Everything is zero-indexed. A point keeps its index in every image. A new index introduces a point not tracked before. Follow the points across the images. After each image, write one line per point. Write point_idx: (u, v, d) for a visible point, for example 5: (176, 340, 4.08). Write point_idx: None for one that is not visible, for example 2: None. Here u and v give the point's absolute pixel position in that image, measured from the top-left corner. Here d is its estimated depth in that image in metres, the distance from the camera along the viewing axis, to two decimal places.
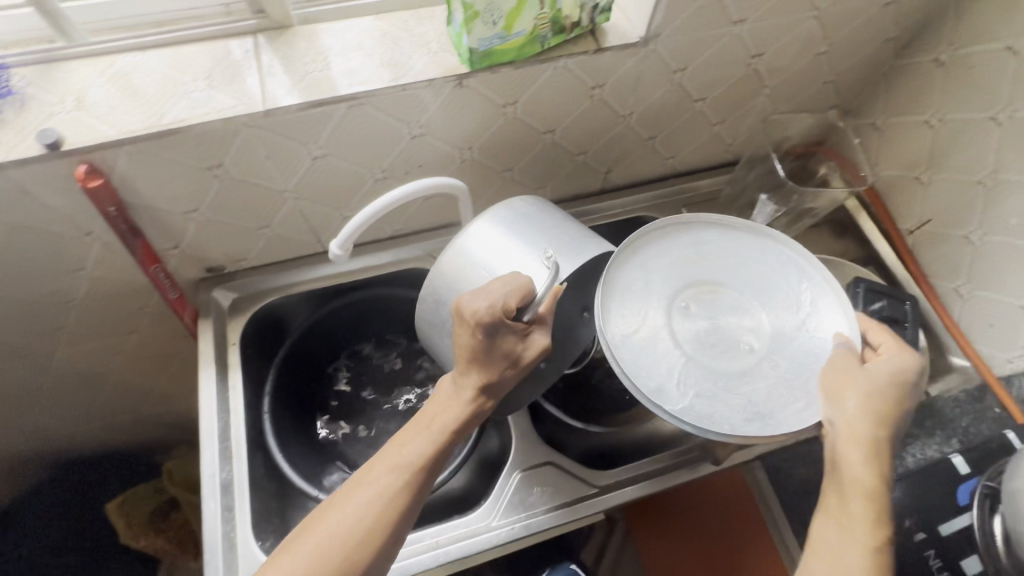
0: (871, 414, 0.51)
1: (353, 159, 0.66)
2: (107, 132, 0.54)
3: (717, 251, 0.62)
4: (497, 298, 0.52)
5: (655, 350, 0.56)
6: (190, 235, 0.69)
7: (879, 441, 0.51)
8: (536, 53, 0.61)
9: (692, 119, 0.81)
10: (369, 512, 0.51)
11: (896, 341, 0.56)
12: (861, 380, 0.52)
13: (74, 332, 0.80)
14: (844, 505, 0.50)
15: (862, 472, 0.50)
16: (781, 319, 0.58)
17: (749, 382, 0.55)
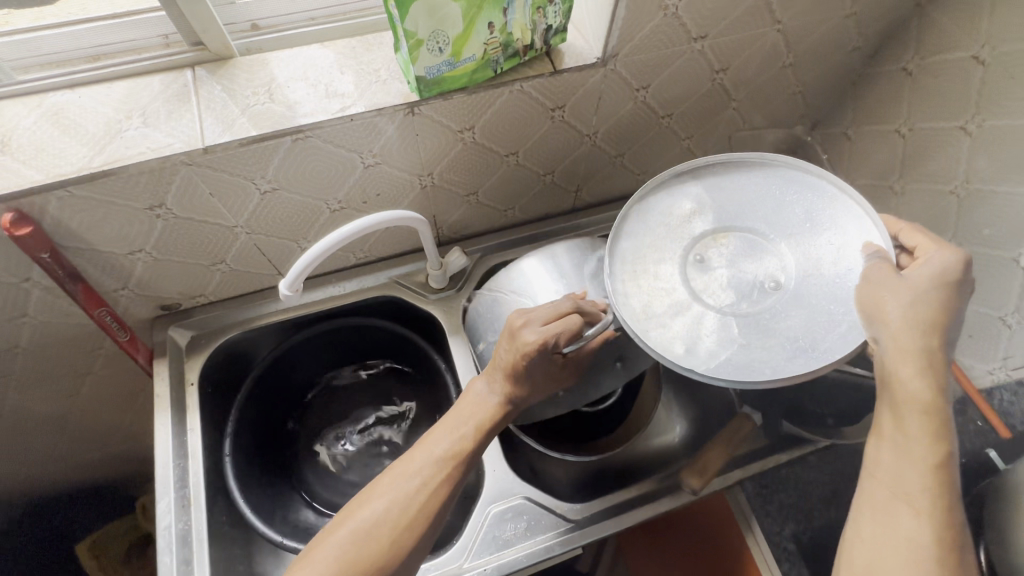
0: (918, 323, 0.46)
1: (306, 191, 0.63)
2: (33, 176, 0.51)
3: (720, 192, 0.55)
4: (556, 336, 0.54)
5: (677, 311, 0.50)
6: (138, 275, 0.66)
7: (930, 345, 0.46)
8: (489, 77, 0.59)
9: (660, 136, 0.79)
10: (413, 498, 0.53)
11: (933, 239, 0.50)
12: (903, 292, 0.46)
13: (27, 375, 0.77)
14: (900, 423, 0.46)
15: (917, 386, 0.46)
16: (807, 245, 0.51)
17: (782, 321, 0.49)
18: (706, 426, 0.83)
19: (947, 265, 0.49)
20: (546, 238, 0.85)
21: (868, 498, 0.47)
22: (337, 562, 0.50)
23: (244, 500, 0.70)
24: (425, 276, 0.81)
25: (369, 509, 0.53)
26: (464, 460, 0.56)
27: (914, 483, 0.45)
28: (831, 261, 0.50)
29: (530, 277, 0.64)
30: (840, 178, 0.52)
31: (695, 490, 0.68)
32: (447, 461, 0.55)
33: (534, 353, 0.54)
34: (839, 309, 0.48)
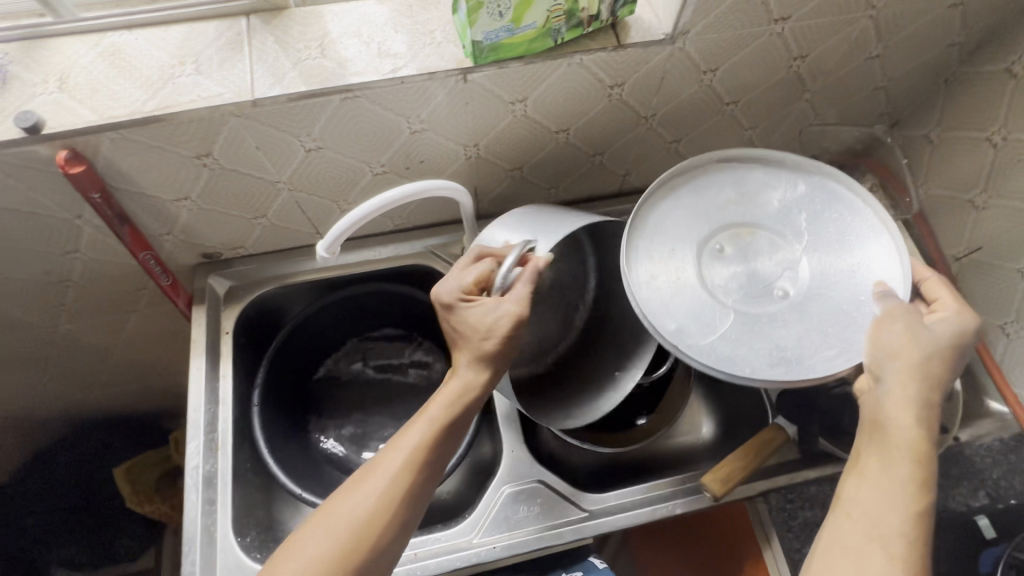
0: (919, 373, 0.48)
1: (350, 153, 0.62)
2: (87, 116, 0.51)
3: (764, 193, 0.59)
4: (463, 278, 0.57)
5: (682, 295, 0.55)
6: (183, 221, 0.67)
7: (927, 398, 0.48)
8: (548, 47, 0.56)
9: (722, 123, 0.74)
10: (387, 492, 0.51)
11: (956, 297, 0.53)
12: (911, 333, 0.49)
13: (78, 306, 0.80)
14: (886, 465, 0.47)
15: (909, 431, 0.47)
16: (826, 265, 0.56)
17: (779, 327, 0.54)
18: (733, 431, 0.80)
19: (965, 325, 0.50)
20: None
21: (842, 536, 0.46)
22: (309, 561, 0.48)
23: (268, 451, 0.72)
24: (461, 248, 0.80)
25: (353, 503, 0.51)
26: (445, 436, 0.54)
27: (891, 530, 0.44)
28: (844, 285, 0.54)
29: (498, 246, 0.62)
30: (884, 211, 0.56)
31: (716, 497, 0.64)
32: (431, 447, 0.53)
33: (449, 297, 0.57)
34: (832, 329, 0.53)
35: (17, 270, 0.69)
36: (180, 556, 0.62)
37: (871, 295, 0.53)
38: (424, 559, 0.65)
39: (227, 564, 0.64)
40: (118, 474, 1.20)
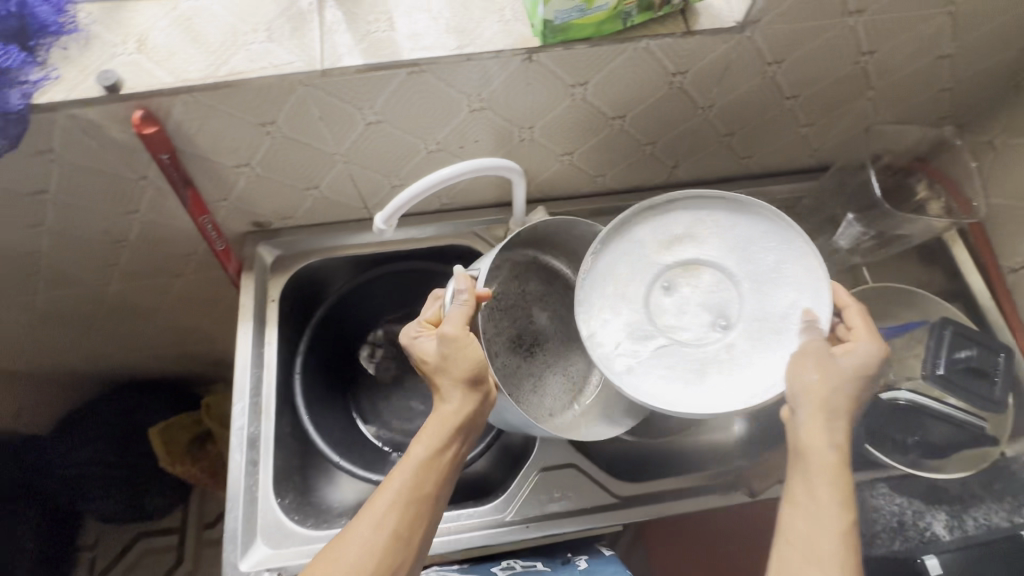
0: (829, 403, 0.49)
1: (408, 128, 0.63)
2: (163, 78, 0.52)
3: (702, 225, 0.58)
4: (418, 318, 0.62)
5: (629, 332, 0.56)
6: (240, 188, 0.69)
7: (838, 421, 0.49)
8: (616, 31, 0.55)
9: (778, 118, 0.73)
10: (383, 542, 0.50)
11: (868, 325, 0.54)
12: (822, 364, 0.50)
13: (130, 266, 0.83)
14: (811, 488, 0.48)
15: (825, 453, 0.48)
16: (764, 299, 0.55)
17: (720, 365, 0.54)
18: None
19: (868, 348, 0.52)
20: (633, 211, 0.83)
21: (784, 564, 0.46)
22: None
23: (309, 417, 0.75)
24: (504, 231, 0.80)
25: (353, 536, 0.51)
26: (433, 456, 0.54)
27: (824, 557, 0.45)
28: (781, 316, 0.54)
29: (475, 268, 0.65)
30: (808, 237, 0.55)
31: None
32: (428, 470, 0.53)
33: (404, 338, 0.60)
34: (775, 361, 0.53)
35: (78, 228, 0.71)
36: (224, 512, 0.65)
37: (800, 324, 0.54)
38: (461, 533, 0.67)
39: (268, 523, 0.66)
40: (152, 433, 1.24)
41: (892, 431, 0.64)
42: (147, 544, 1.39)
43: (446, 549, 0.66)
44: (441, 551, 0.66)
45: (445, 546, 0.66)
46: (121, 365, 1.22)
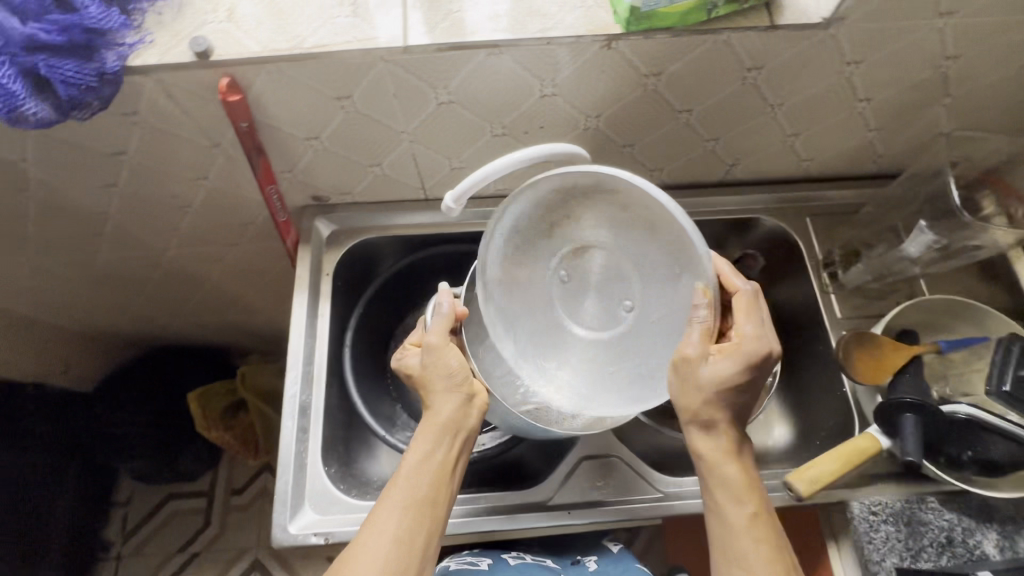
0: (699, 414, 0.55)
1: (477, 110, 0.63)
2: (251, 47, 0.54)
3: (601, 209, 0.59)
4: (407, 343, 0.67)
5: (531, 315, 0.61)
6: (305, 161, 0.70)
7: (717, 424, 0.56)
8: (700, 21, 0.55)
9: (847, 121, 0.71)
10: (389, 544, 0.52)
11: (748, 317, 0.56)
12: (684, 380, 0.54)
13: (188, 232, 0.85)
14: (714, 497, 0.56)
15: (720, 461, 0.56)
16: (652, 287, 0.58)
17: (623, 354, 0.59)
18: (811, 438, 0.79)
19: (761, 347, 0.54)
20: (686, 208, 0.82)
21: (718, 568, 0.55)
22: None
23: (356, 392, 0.77)
24: None
25: (366, 537, 0.53)
26: (431, 458, 0.56)
27: (741, 552, 0.53)
28: (672, 302, 0.56)
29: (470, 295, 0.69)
30: (689, 215, 0.53)
31: (799, 497, 0.63)
32: (429, 470, 0.56)
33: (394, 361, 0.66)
34: (663, 349, 0.57)
35: (148, 191, 0.74)
36: (275, 476, 0.66)
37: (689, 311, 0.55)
38: (507, 517, 0.69)
39: (316, 491, 0.68)
40: (192, 397, 1.27)
41: (949, 445, 0.63)
42: (176, 505, 1.42)
43: (489, 529, 0.68)
44: (485, 530, 0.68)
45: (490, 526, 0.68)
46: (165, 330, 1.25)
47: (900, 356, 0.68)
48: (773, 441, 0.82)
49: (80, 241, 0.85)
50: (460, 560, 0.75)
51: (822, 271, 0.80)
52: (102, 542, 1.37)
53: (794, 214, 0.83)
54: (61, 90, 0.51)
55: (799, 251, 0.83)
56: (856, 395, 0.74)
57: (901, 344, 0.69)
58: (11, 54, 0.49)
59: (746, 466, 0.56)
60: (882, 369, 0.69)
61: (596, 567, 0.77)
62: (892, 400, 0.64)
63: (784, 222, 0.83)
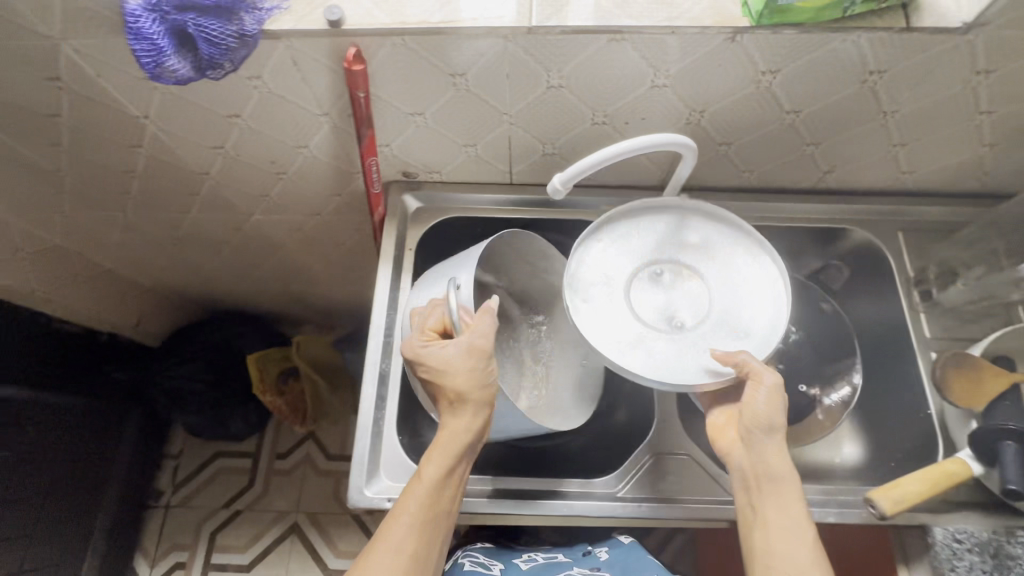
0: (777, 428, 0.60)
1: (585, 97, 0.64)
2: (383, 20, 0.56)
3: (720, 251, 0.67)
4: (423, 327, 0.62)
5: (606, 274, 0.66)
6: (405, 137, 0.71)
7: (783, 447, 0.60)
8: (834, 19, 0.55)
9: (961, 136, 0.68)
10: (408, 552, 0.55)
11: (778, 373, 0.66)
12: (778, 399, 0.59)
13: (276, 199, 0.88)
14: (776, 504, 0.58)
15: (778, 466, 0.59)
16: (714, 330, 0.63)
17: (656, 344, 0.62)
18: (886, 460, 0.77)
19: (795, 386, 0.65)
20: (772, 213, 0.81)
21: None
22: None
23: None
24: None
25: (383, 535, 0.56)
26: (447, 472, 0.58)
27: (798, 559, 0.56)
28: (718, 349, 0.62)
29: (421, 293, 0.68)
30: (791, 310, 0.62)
31: (882, 515, 0.61)
32: (451, 481, 0.59)
33: (413, 349, 0.60)
34: (688, 364, 0.61)
35: (249, 154, 0.76)
36: (354, 438, 0.69)
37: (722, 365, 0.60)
38: (574, 501, 0.69)
39: (390, 458, 0.70)
40: (250, 360, 1.29)
41: None
42: (222, 464, 1.46)
43: (558, 513, 0.68)
44: (553, 513, 0.68)
45: (554, 510, 0.68)
46: (230, 294, 1.30)
47: (999, 384, 0.66)
48: (842, 459, 0.77)
49: (175, 199, 0.88)
50: (474, 560, 0.76)
51: (912, 287, 0.78)
52: (151, 491, 1.42)
53: (885, 228, 0.80)
54: (204, 48, 0.53)
55: (887, 266, 0.80)
56: (943, 419, 0.71)
57: (999, 369, 0.66)
58: (164, 13, 0.52)
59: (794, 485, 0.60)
60: (976, 394, 0.67)
61: (606, 557, 0.76)
62: (993, 425, 0.61)
63: (874, 235, 0.80)
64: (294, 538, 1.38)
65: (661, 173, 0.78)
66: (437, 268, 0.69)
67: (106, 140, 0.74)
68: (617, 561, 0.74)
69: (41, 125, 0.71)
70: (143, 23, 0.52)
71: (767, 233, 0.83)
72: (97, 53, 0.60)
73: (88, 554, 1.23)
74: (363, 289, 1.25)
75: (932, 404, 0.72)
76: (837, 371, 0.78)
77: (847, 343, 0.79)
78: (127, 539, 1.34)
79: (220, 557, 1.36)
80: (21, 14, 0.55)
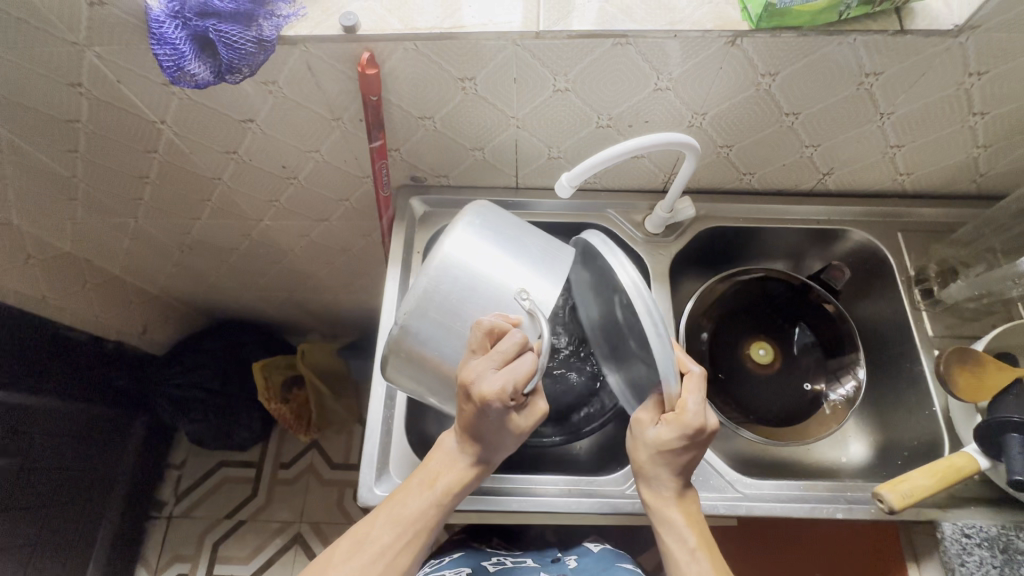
0: (649, 465, 0.59)
1: (591, 99, 0.65)
2: (395, 27, 0.58)
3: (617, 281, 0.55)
4: (513, 380, 0.52)
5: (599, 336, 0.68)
6: (414, 141, 0.73)
7: (660, 475, 0.59)
8: (829, 22, 0.57)
9: (958, 138, 0.70)
10: (381, 557, 0.56)
11: (698, 392, 0.57)
12: (642, 442, 0.59)
13: (285, 205, 0.90)
14: (662, 531, 0.59)
15: (664, 489, 0.59)
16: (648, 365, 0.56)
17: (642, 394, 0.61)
18: (890, 457, 0.77)
19: (709, 425, 0.56)
20: (772, 214, 0.82)
21: None
22: None
23: None
24: (641, 217, 0.82)
25: (374, 536, 0.57)
26: (458, 498, 0.60)
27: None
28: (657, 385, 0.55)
29: (467, 244, 0.58)
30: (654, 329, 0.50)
31: (892, 509, 0.61)
32: (448, 499, 0.59)
33: (501, 402, 0.52)
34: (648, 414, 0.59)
35: (261, 159, 0.78)
36: (364, 436, 0.70)
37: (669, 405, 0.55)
38: (580, 499, 0.68)
39: (400, 457, 0.70)
40: (256, 369, 1.28)
41: None
42: (226, 473, 1.45)
43: (568, 510, 0.68)
44: (563, 510, 0.68)
45: (565, 507, 0.68)
46: (236, 302, 1.31)
47: (1005, 375, 0.66)
48: (849, 457, 0.80)
49: (185, 205, 0.90)
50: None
51: (914, 286, 0.79)
52: (154, 501, 1.41)
53: (884, 228, 0.82)
54: (224, 53, 0.55)
55: (888, 265, 0.81)
56: (948, 416, 0.71)
57: (1004, 363, 0.66)
58: (186, 20, 0.55)
59: (689, 508, 0.60)
60: (981, 388, 0.67)
61: (576, 566, 0.76)
62: (996, 418, 0.61)
63: (873, 236, 0.81)
64: (298, 549, 1.37)
65: (664, 175, 0.79)
66: (492, 230, 0.61)
67: (122, 146, 0.76)
68: (588, 569, 0.74)
69: (60, 131, 0.72)
70: (166, 29, 0.55)
71: (768, 234, 0.84)
72: (119, 59, 0.62)
73: (90, 564, 1.22)
74: (367, 296, 1.25)
75: (937, 402, 0.72)
76: (841, 369, 0.79)
77: (848, 340, 0.79)
78: (129, 549, 1.33)
79: (223, 568, 1.35)
80: (46, 20, 0.58)
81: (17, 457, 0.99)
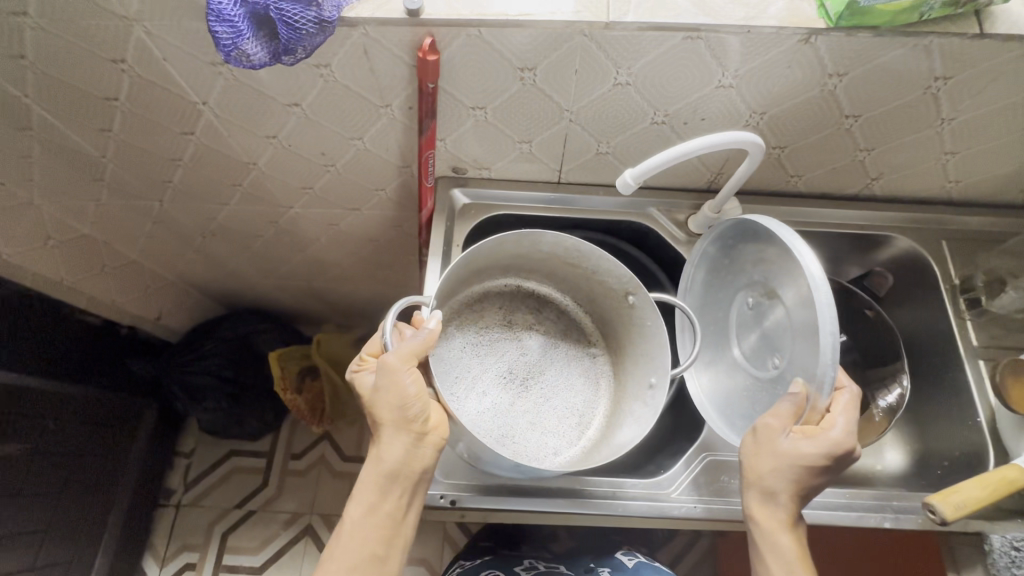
0: (773, 480, 0.56)
1: (651, 93, 0.64)
2: (462, 11, 0.56)
3: (790, 270, 0.57)
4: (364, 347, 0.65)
5: (710, 327, 0.71)
6: (461, 132, 0.71)
7: (783, 495, 0.57)
8: (907, 23, 0.55)
9: (1017, 146, 0.69)
10: None
11: (848, 416, 0.56)
12: (771, 452, 0.56)
13: (318, 193, 0.88)
14: (767, 555, 0.57)
15: (780, 512, 0.57)
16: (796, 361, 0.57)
17: (761, 393, 0.63)
18: (929, 464, 0.78)
19: (851, 450, 0.55)
20: (817, 218, 0.81)
21: None
22: None
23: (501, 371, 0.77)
24: (684, 216, 0.80)
25: None
26: (391, 513, 0.60)
27: None
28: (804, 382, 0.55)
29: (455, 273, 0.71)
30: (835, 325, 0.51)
31: (942, 519, 0.60)
32: (382, 518, 0.59)
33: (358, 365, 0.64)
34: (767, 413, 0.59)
35: (301, 145, 0.76)
36: None
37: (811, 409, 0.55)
38: (626, 502, 0.67)
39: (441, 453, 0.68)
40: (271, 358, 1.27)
41: None
42: (236, 464, 1.43)
43: (612, 513, 0.66)
44: (607, 514, 0.66)
45: (609, 510, 0.66)
46: (253, 289, 1.28)
47: None
48: (884, 466, 0.80)
49: (215, 189, 0.87)
50: None
51: (958, 295, 0.78)
52: (162, 490, 1.39)
53: (928, 235, 0.80)
54: (284, 32, 0.53)
55: (932, 273, 0.80)
56: (993, 426, 0.70)
57: None
58: None
59: (799, 538, 0.58)
60: None
61: None
62: None
63: (918, 242, 0.80)
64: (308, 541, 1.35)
65: (711, 174, 0.78)
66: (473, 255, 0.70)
67: (157, 126, 0.73)
68: None
69: (96, 108, 0.70)
70: (224, 5, 0.53)
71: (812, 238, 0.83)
72: (166, 34, 0.59)
73: (100, 551, 1.20)
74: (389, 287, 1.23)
75: (983, 414, 0.71)
76: (886, 377, 0.78)
77: (893, 348, 0.78)
78: (137, 537, 1.31)
79: (233, 559, 1.33)
80: None
81: (30, 443, 0.96)
